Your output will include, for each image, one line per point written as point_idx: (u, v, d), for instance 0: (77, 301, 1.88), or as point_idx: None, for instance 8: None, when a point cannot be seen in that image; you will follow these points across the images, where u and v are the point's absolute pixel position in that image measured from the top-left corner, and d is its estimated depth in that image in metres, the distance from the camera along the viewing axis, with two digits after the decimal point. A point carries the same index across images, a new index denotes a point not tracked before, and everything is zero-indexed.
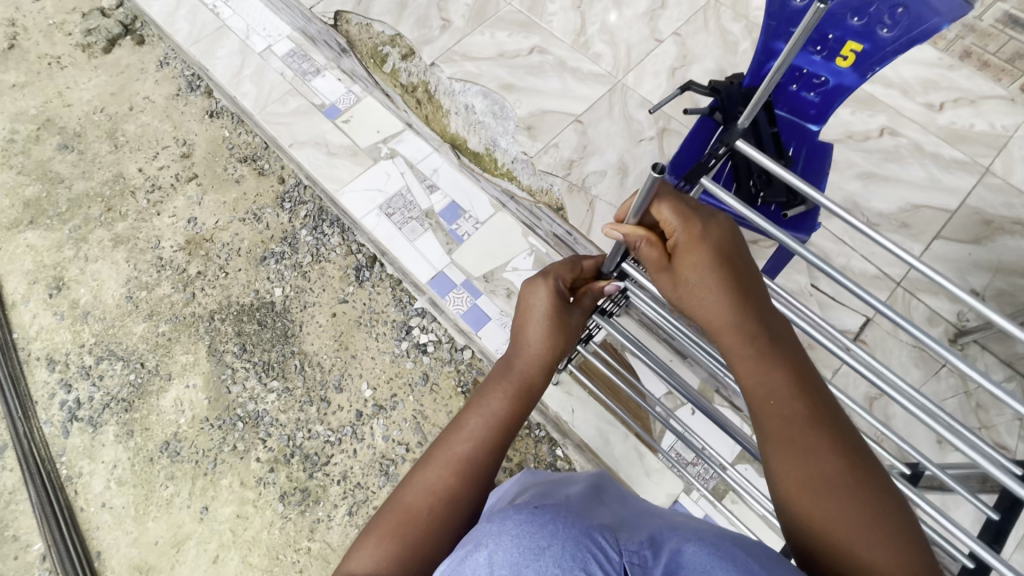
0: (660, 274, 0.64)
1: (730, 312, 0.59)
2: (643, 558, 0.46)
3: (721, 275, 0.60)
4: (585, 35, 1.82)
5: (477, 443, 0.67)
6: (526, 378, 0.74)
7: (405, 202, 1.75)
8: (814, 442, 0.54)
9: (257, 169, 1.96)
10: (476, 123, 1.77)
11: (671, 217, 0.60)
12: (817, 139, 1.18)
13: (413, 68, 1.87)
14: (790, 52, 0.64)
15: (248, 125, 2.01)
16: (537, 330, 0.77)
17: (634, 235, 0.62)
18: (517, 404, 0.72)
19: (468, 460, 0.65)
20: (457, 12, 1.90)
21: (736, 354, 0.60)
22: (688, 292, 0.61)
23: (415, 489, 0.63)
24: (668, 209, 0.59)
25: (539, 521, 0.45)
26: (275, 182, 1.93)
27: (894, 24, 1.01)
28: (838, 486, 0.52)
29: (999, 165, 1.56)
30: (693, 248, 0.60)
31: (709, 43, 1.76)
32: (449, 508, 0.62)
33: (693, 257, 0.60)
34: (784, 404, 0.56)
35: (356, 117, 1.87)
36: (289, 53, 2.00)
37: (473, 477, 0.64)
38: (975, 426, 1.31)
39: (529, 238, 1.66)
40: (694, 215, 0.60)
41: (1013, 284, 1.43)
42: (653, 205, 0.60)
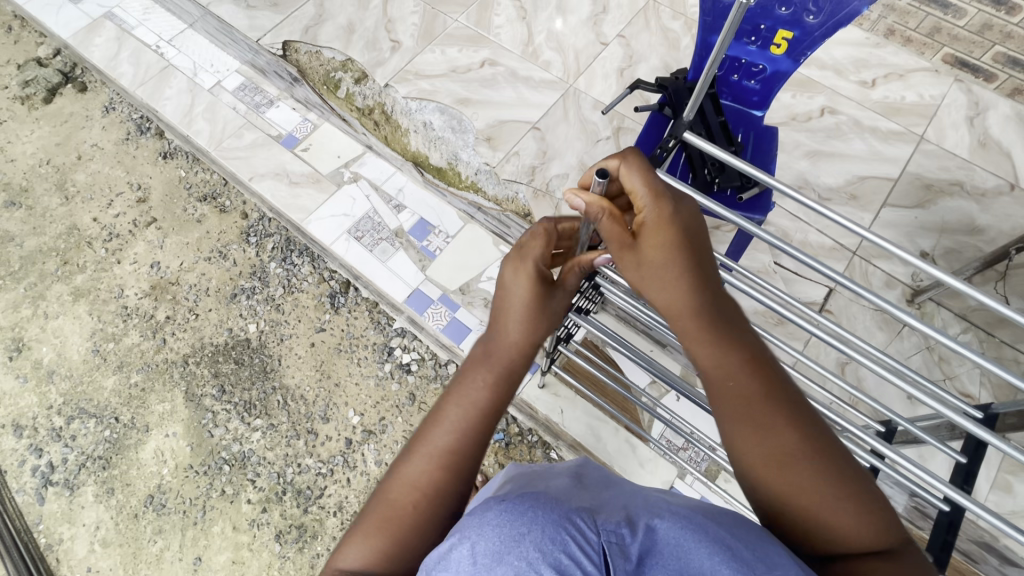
0: (622, 252, 0.62)
1: (687, 294, 0.59)
2: (620, 536, 0.48)
3: (684, 263, 0.59)
4: (533, 44, 1.84)
5: (459, 435, 0.63)
6: (507, 362, 0.67)
7: (373, 224, 1.75)
8: (774, 419, 0.55)
9: (218, 207, 1.93)
10: (436, 139, 1.77)
11: (642, 190, 0.61)
12: (762, 124, 1.25)
13: (367, 91, 1.86)
14: (722, 42, 0.70)
15: (204, 162, 1.99)
16: (518, 310, 0.68)
17: (596, 205, 0.62)
18: (501, 390, 0.66)
19: (452, 455, 0.62)
20: (405, 32, 1.89)
21: (694, 341, 0.60)
22: (647, 270, 0.60)
23: (400, 484, 0.61)
24: (637, 176, 0.61)
25: (519, 509, 0.46)
26: (238, 218, 1.90)
27: (818, 10, 1.06)
28: (798, 455, 0.54)
29: (932, 132, 1.66)
30: (662, 230, 0.60)
31: (653, 42, 1.82)
32: (436, 505, 0.60)
33: (661, 234, 0.60)
34: (739, 382, 0.57)
35: (315, 144, 1.86)
36: (240, 87, 1.98)
37: (457, 470, 0.62)
38: (939, 379, 1.38)
39: (501, 247, 1.67)
40: (665, 192, 0.61)
41: (958, 242, 1.52)
42: (625, 173, 0.62)
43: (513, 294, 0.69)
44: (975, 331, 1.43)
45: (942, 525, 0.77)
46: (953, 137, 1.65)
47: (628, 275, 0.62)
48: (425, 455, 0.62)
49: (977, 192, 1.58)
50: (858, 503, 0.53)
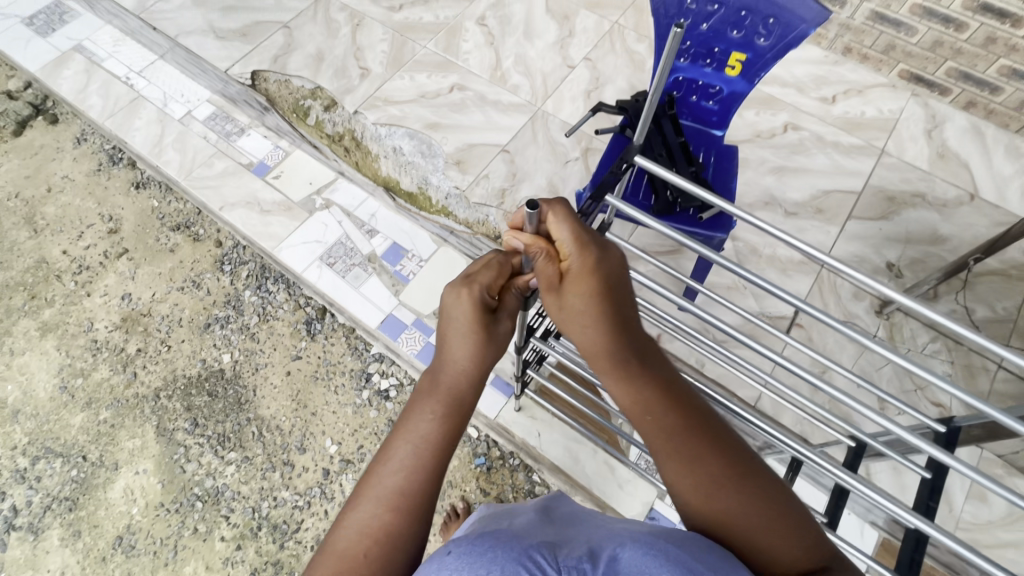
0: (548, 295, 0.64)
1: (603, 335, 0.61)
2: (582, 569, 0.45)
3: (599, 304, 0.61)
4: (501, 69, 1.85)
5: (408, 471, 0.61)
6: (454, 392, 0.66)
7: (345, 250, 1.74)
8: (696, 448, 0.55)
9: (191, 236, 1.90)
10: (406, 164, 1.76)
11: (568, 238, 0.62)
12: (722, 143, 1.26)
13: (337, 118, 1.85)
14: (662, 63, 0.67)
15: (177, 192, 1.96)
16: (462, 336, 0.68)
17: (534, 245, 0.64)
18: (450, 422, 0.64)
19: (404, 493, 0.59)
20: (374, 59, 1.89)
21: (610, 381, 0.61)
22: (569, 315, 0.62)
23: (351, 532, 0.57)
24: (563, 225, 0.62)
25: (478, 552, 0.47)
26: (213, 247, 1.88)
27: (768, 33, 1.09)
28: (722, 482, 0.54)
29: (892, 146, 1.70)
30: (585, 275, 0.62)
31: (619, 63, 1.85)
32: (390, 549, 0.57)
33: (583, 280, 0.61)
34: (658, 416, 0.58)
35: (287, 171, 1.85)
36: (211, 116, 1.97)
37: (413, 509, 0.59)
38: (911, 389, 1.38)
39: None
40: (589, 241, 0.63)
41: (922, 252, 1.55)
42: (551, 222, 0.63)
43: (456, 321, 0.68)
44: (944, 339, 1.44)
45: (911, 542, 0.77)
46: (913, 149, 1.69)
47: (553, 316, 0.64)
48: (376, 498, 0.59)
49: (938, 202, 1.61)
50: (787, 528, 0.53)
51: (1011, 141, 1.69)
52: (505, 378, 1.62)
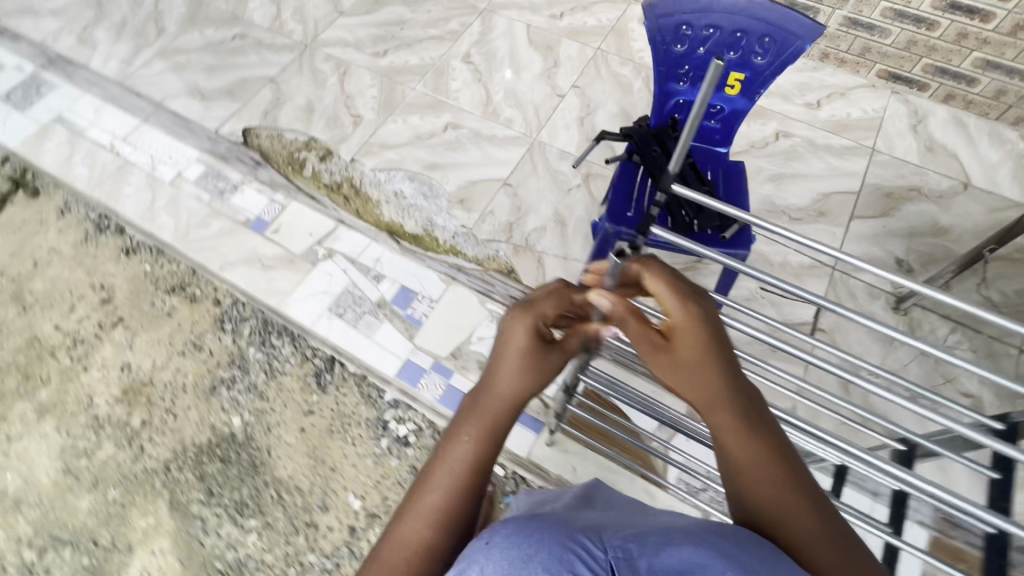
0: (654, 354, 0.63)
1: (715, 389, 0.59)
2: (628, 553, 0.45)
3: (712, 359, 0.59)
4: (492, 104, 1.86)
5: (450, 489, 0.61)
6: (496, 416, 0.65)
7: (353, 299, 1.73)
8: (794, 504, 0.54)
9: (188, 296, 1.82)
10: (408, 207, 1.74)
11: (670, 296, 0.61)
12: (728, 160, 1.28)
13: (334, 167, 1.83)
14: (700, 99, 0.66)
15: (169, 253, 1.86)
16: (511, 363, 0.66)
17: (620, 307, 0.66)
18: (492, 444, 0.64)
19: (443, 510, 0.60)
20: (365, 106, 1.89)
21: (721, 432, 0.58)
22: (683, 370, 0.60)
23: (395, 544, 0.59)
24: (661, 283, 0.63)
25: (525, 533, 0.46)
26: (212, 306, 1.79)
27: (765, 51, 1.10)
28: (817, 541, 0.52)
29: (882, 144, 1.74)
30: (692, 331, 0.60)
31: (607, 88, 1.88)
32: (429, 561, 0.58)
33: (697, 340, 0.60)
34: (762, 470, 0.56)
35: (285, 225, 1.82)
36: (202, 176, 1.93)
37: (452, 525, 0.60)
38: (939, 383, 1.39)
39: (486, 304, 1.61)
40: (692, 296, 0.61)
41: (928, 245, 1.57)
42: (652, 282, 0.63)
43: (511, 348, 0.66)
44: (963, 329, 1.46)
45: (992, 548, 0.76)
46: (902, 145, 1.74)
47: (663, 373, 0.62)
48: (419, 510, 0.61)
49: (934, 194, 1.65)
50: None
51: (993, 129, 1.75)
52: (533, 414, 1.60)
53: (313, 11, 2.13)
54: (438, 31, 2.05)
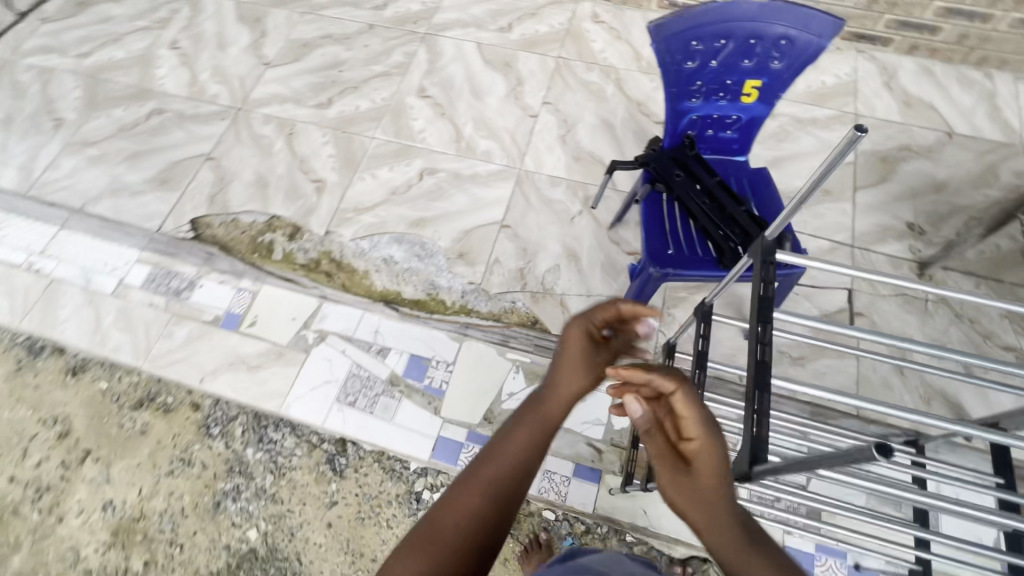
0: (668, 470, 0.62)
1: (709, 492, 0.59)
2: None
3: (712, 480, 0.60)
4: (464, 139, 1.71)
5: (507, 470, 0.59)
6: (555, 417, 0.65)
7: (363, 381, 1.51)
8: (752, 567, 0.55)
9: (160, 408, 1.52)
10: (403, 271, 1.57)
11: (696, 424, 0.63)
12: (750, 167, 1.21)
13: (307, 244, 1.62)
14: (823, 169, 0.57)
15: (127, 364, 1.57)
16: (570, 362, 0.70)
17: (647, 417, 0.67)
18: (546, 438, 0.64)
19: (497, 482, 0.58)
20: (324, 167, 1.69)
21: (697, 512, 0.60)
22: (693, 490, 0.60)
23: (446, 508, 0.56)
24: (693, 407, 0.64)
25: None
26: (191, 411, 1.52)
27: (782, 55, 1.02)
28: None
29: (862, 107, 1.72)
30: (705, 453, 0.62)
31: (580, 99, 1.76)
32: (474, 530, 0.54)
33: (709, 457, 0.62)
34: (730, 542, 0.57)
35: (262, 314, 1.58)
36: (149, 278, 1.64)
37: (503, 501, 0.57)
38: (981, 342, 1.39)
39: (508, 354, 1.47)
40: (710, 425, 0.63)
41: (933, 203, 1.57)
42: (679, 402, 0.64)
43: (569, 350, 0.72)
44: (988, 282, 1.46)
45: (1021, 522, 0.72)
46: (882, 105, 1.72)
47: (671, 490, 0.61)
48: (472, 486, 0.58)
49: (925, 150, 1.65)
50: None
51: (959, 73, 1.76)
52: (588, 464, 1.49)
53: (235, 68, 1.89)
54: (382, 67, 1.86)
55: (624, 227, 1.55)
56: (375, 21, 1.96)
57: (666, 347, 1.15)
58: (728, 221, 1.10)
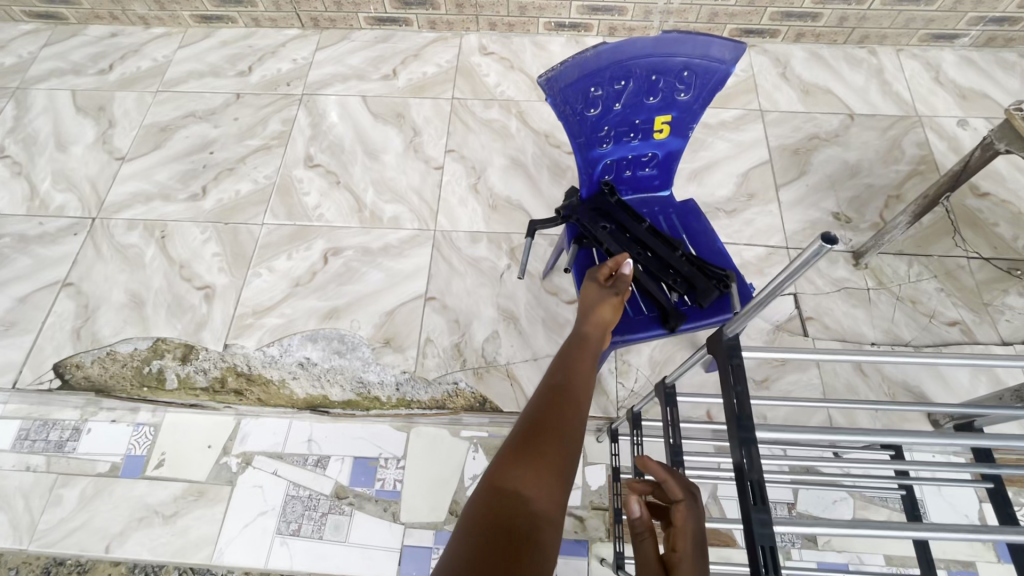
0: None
1: None
2: None
3: None
4: (366, 207, 1.54)
5: (579, 383, 0.63)
6: (597, 334, 0.76)
7: (304, 503, 1.29)
8: None
9: (71, 572, 1.25)
10: (325, 372, 1.38)
11: (683, 528, 0.60)
12: (675, 200, 1.12)
13: (205, 363, 1.39)
14: (786, 271, 0.48)
15: (7, 545, 1.27)
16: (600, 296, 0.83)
17: (641, 520, 0.64)
18: (597, 351, 0.72)
19: (574, 377, 0.64)
20: (210, 269, 1.46)
21: None
22: None
23: (541, 403, 0.59)
24: (689, 519, 0.61)
25: None
26: (112, 563, 1.26)
27: (687, 86, 0.93)
28: None
29: (766, 102, 1.70)
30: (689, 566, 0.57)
31: (484, 140, 1.63)
32: (571, 409, 0.59)
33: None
34: None
35: (170, 451, 1.34)
36: (18, 435, 1.35)
37: (585, 393, 0.62)
38: (926, 320, 1.39)
39: (463, 435, 1.32)
40: (702, 545, 0.59)
41: (851, 188, 1.56)
42: (677, 510, 0.62)
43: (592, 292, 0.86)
44: (919, 259, 1.46)
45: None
46: (783, 96, 1.71)
47: None
48: (551, 401, 0.59)
49: (832, 135, 1.65)
50: None
51: (846, 53, 1.79)
52: (572, 537, 1.36)
53: (83, 170, 1.62)
54: (258, 140, 1.65)
55: (556, 274, 1.43)
56: (243, 88, 1.75)
57: (631, 418, 1.02)
58: (667, 270, 1.01)
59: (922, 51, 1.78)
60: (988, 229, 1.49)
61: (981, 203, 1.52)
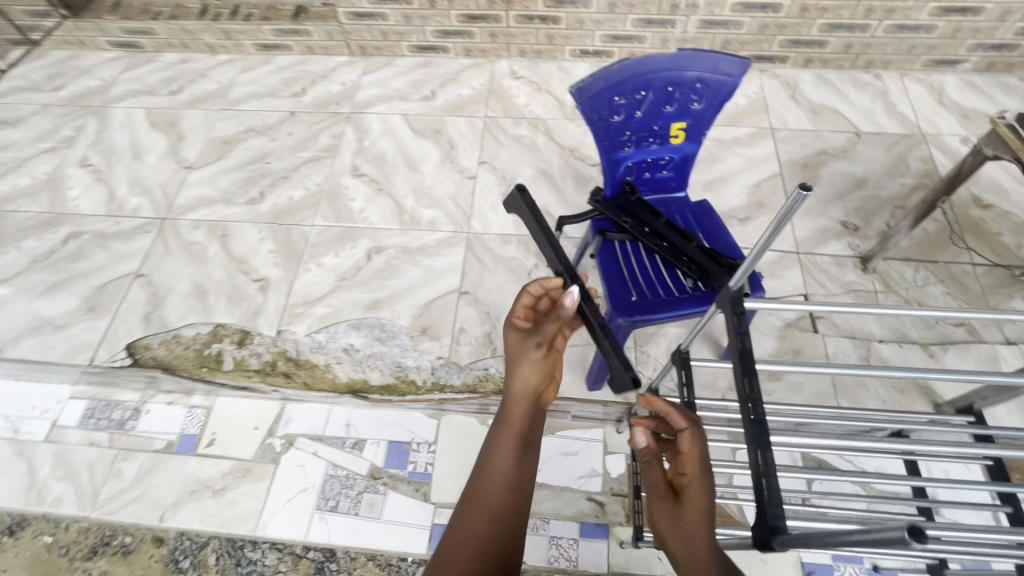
0: (659, 499, 0.71)
1: (693, 520, 0.67)
2: None
3: (696, 509, 0.67)
4: (406, 211, 1.69)
5: (497, 484, 0.68)
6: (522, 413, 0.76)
7: (342, 482, 1.40)
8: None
9: (116, 552, 1.35)
10: (366, 358, 1.50)
11: (689, 457, 0.71)
12: (691, 201, 1.24)
13: (258, 348, 1.53)
14: (777, 220, 0.60)
15: (68, 517, 1.38)
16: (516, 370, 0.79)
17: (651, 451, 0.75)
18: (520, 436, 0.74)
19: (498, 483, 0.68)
20: (266, 264, 1.62)
21: (672, 526, 0.68)
22: (676, 518, 0.68)
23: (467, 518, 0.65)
24: (692, 449, 0.71)
25: None
26: (152, 547, 1.35)
27: (700, 96, 1.06)
28: None
29: (777, 121, 1.83)
30: (694, 488, 0.69)
31: (514, 153, 1.79)
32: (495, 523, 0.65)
33: (697, 495, 0.68)
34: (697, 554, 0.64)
35: (221, 432, 1.46)
36: (87, 413, 1.49)
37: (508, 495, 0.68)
38: (933, 321, 1.46)
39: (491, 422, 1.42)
40: (704, 468, 0.70)
41: (858, 199, 1.66)
42: (682, 441, 0.72)
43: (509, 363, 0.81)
44: (925, 264, 1.54)
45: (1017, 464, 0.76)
46: (793, 116, 1.84)
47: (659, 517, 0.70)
48: (477, 510, 0.66)
49: (840, 151, 1.76)
50: None
51: (853, 77, 1.91)
52: (592, 521, 1.43)
53: (155, 177, 1.81)
54: (310, 152, 1.83)
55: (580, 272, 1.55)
56: (297, 107, 1.95)
57: (649, 393, 1.12)
58: (683, 258, 1.12)
59: (926, 75, 1.90)
60: (992, 238, 1.57)
61: (985, 214, 1.60)
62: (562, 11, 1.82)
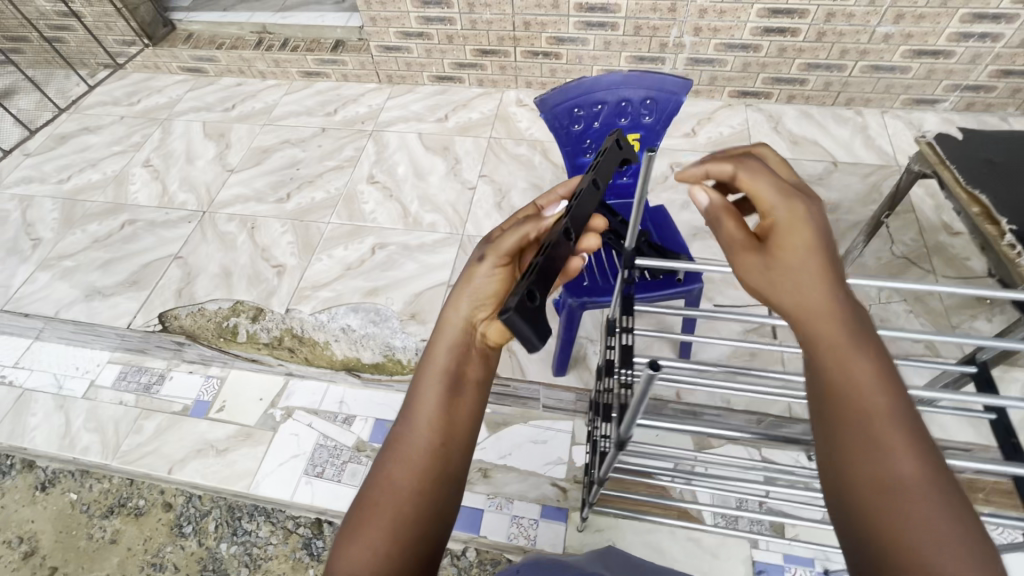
0: (745, 254, 0.55)
1: (811, 268, 0.51)
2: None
3: (809, 248, 0.51)
4: (411, 214, 1.90)
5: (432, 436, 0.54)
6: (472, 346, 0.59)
7: (329, 451, 1.51)
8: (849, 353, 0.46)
9: (131, 513, 1.51)
10: (361, 338, 1.67)
11: (771, 191, 0.54)
12: (650, 207, 1.39)
13: (269, 324, 1.73)
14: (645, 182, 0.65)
15: (100, 471, 1.58)
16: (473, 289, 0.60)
17: (716, 207, 0.59)
18: (466, 371, 0.57)
19: (433, 428, 0.54)
20: (284, 253, 1.84)
21: (779, 280, 0.52)
22: (778, 272, 0.52)
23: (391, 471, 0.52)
24: (765, 179, 0.55)
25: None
26: (161, 512, 1.51)
27: (650, 111, 1.22)
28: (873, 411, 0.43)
29: None
30: (794, 224, 0.52)
31: (513, 169, 1.98)
32: (423, 480, 0.52)
33: (800, 229, 0.52)
34: (826, 308, 0.49)
35: (229, 399, 1.63)
36: (120, 376, 1.70)
37: (444, 448, 0.54)
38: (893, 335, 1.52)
39: None
40: (795, 192, 0.54)
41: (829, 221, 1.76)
42: (749, 179, 0.56)
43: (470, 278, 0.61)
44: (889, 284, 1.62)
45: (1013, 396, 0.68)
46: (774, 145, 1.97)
47: (753, 276, 0.54)
48: (405, 464, 0.52)
49: (816, 177, 1.87)
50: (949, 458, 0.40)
51: (834, 112, 2.04)
52: (554, 503, 1.51)
53: (203, 177, 2.10)
54: (334, 161, 2.09)
55: None
56: (328, 124, 2.22)
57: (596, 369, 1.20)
58: None
59: (906, 113, 2.00)
60: (959, 261, 1.63)
61: (953, 239, 1.67)
62: (562, 48, 2.04)
